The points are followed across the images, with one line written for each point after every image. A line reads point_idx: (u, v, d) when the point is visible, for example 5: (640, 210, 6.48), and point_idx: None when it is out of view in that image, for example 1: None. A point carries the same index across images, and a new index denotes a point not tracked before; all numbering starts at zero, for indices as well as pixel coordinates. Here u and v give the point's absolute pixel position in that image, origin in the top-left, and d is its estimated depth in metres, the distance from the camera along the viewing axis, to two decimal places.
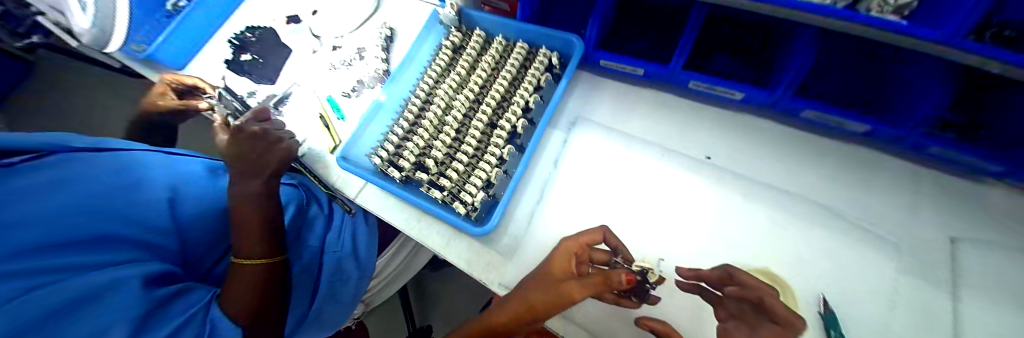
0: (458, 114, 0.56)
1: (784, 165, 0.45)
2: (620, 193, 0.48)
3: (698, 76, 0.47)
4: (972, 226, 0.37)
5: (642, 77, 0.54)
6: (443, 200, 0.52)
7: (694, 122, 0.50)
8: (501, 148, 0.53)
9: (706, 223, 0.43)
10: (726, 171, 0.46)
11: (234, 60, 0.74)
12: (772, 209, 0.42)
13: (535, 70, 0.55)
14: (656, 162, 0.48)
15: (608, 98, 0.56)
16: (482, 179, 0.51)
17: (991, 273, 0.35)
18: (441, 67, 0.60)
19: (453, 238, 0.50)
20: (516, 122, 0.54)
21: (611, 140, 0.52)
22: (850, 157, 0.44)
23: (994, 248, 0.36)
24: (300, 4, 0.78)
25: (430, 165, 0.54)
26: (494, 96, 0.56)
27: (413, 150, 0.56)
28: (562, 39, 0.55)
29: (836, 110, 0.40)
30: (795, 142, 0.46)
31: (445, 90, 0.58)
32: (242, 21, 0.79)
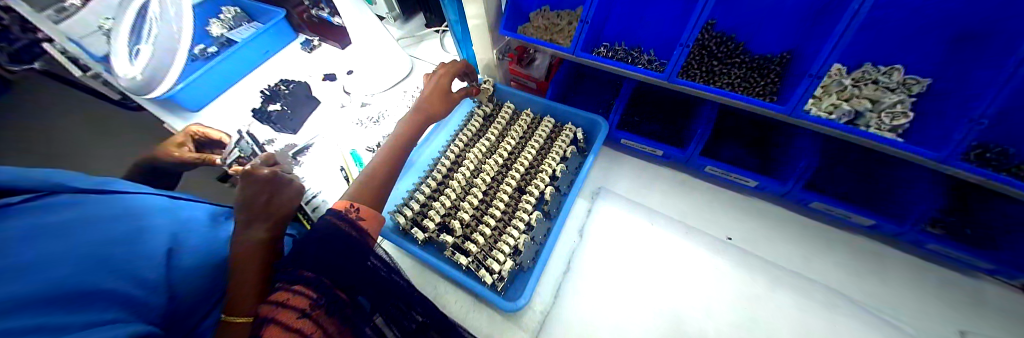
0: (487, 178, 0.57)
1: (801, 251, 0.48)
2: (646, 270, 0.48)
3: (714, 162, 0.51)
4: (977, 321, 0.40)
5: (661, 157, 0.58)
6: (467, 266, 0.49)
7: (711, 202, 0.54)
8: (529, 213, 0.54)
9: (735, 307, 0.44)
10: (749, 254, 0.48)
11: (261, 109, 0.74)
12: (796, 294, 0.44)
13: (561, 144, 0.59)
14: (680, 240, 0.50)
15: (627, 174, 0.60)
16: (510, 245, 0.50)
17: None
18: (471, 133, 0.64)
19: (473, 309, 0.48)
20: (544, 189, 0.56)
21: (635, 214, 0.54)
22: (856, 247, 0.47)
23: None
24: (337, 64, 0.84)
25: (457, 227, 0.52)
26: (522, 163, 0.58)
27: (439, 210, 0.54)
28: (587, 119, 0.61)
29: (843, 204, 0.44)
30: (803, 228, 0.50)
31: (475, 155, 0.60)
32: (277, 74, 0.83)
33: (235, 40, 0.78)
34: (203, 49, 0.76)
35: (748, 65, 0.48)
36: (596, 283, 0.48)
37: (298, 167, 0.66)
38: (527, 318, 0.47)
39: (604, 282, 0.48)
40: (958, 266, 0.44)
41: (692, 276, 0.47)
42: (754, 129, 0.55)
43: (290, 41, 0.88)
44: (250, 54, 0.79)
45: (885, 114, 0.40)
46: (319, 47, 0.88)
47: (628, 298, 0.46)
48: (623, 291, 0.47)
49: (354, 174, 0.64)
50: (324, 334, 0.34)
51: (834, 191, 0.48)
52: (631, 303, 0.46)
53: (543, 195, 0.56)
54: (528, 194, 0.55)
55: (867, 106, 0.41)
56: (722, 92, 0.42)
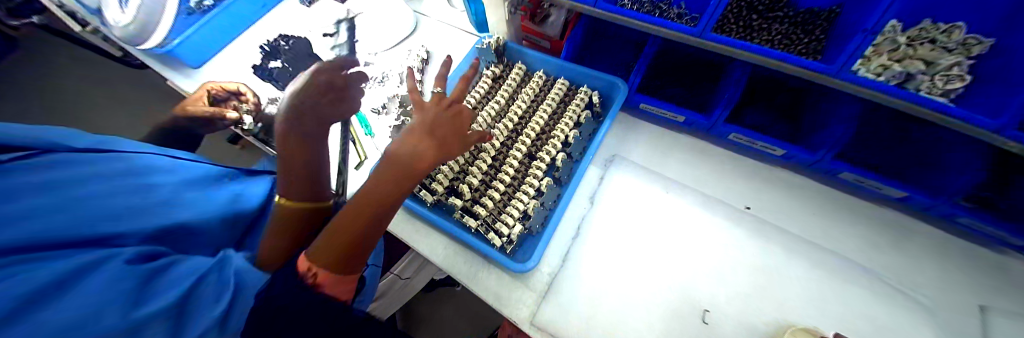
0: (496, 142, 0.55)
1: (820, 223, 0.47)
2: (656, 239, 0.47)
3: (739, 129, 0.48)
4: (1001, 298, 0.39)
5: (681, 123, 0.55)
6: (476, 229, 0.49)
7: (730, 171, 0.52)
8: (539, 179, 0.52)
9: (743, 275, 0.43)
10: (765, 222, 0.47)
11: (262, 65, 0.71)
12: (813, 261, 0.43)
13: (575, 107, 0.56)
14: (694, 208, 0.49)
15: (643, 141, 0.57)
16: (519, 210, 0.49)
17: None
18: (480, 94, 0.60)
19: (482, 269, 0.47)
20: (555, 156, 0.54)
21: (648, 182, 0.52)
22: (881, 220, 0.46)
23: (1023, 319, 0.38)
24: (338, 18, 0.78)
25: (466, 190, 0.51)
26: (534, 127, 0.56)
27: (447, 173, 0.53)
28: (604, 80, 0.57)
29: (872, 174, 0.42)
30: (827, 200, 0.48)
31: (485, 118, 0.57)
32: (274, 27, 0.77)
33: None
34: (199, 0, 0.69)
35: (793, 20, 0.44)
36: (605, 250, 0.47)
37: None
38: (536, 280, 0.46)
39: (613, 247, 0.47)
40: (990, 243, 0.42)
41: (704, 243, 0.46)
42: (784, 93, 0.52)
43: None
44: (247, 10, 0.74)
45: (938, 77, 0.37)
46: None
47: (637, 265, 0.45)
48: (632, 259, 0.46)
49: (361, 136, 0.62)
50: None
51: (865, 164, 0.46)
52: (640, 269, 0.45)
53: (555, 162, 0.54)
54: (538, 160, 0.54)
55: (920, 67, 0.38)
56: (759, 50, 0.38)
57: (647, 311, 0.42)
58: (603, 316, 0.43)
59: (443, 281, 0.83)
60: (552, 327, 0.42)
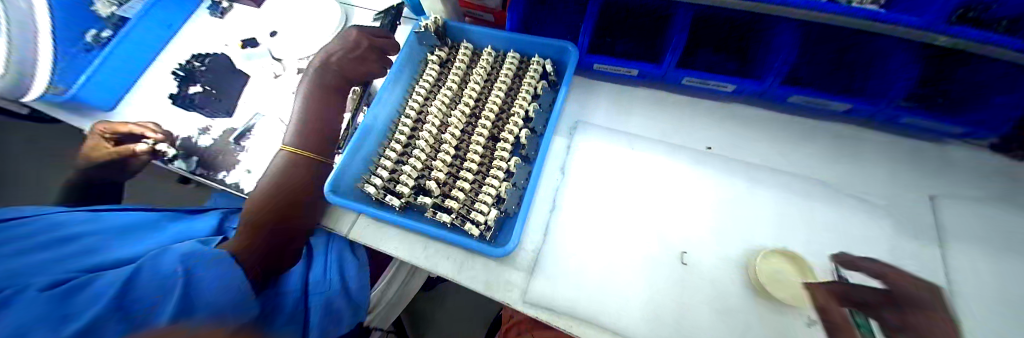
0: (455, 131, 0.52)
1: (779, 148, 0.48)
2: (631, 196, 0.47)
3: (691, 73, 0.49)
4: (943, 185, 0.42)
5: (636, 77, 0.55)
6: (452, 223, 0.46)
7: (691, 115, 0.52)
8: (507, 160, 0.48)
9: (714, 212, 0.44)
10: (730, 159, 0.47)
11: (180, 94, 0.64)
12: (776, 185, 0.45)
13: (530, 79, 0.54)
14: (662, 156, 0.49)
15: (603, 101, 0.55)
16: (492, 196, 0.46)
17: (966, 222, 0.39)
18: (429, 83, 0.57)
19: (465, 261, 0.45)
20: (519, 133, 0.48)
21: (615, 140, 0.51)
22: (834, 134, 0.47)
23: (965, 200, 0.40)
24: (256, 26, 0.70)
25: (433, 187, 0.47)
26: (492, 107, 0.53)
27: (411, 172, 0.49)
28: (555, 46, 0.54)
29: (817, 93, 0.44)
30: (784, 125, 0.49)
31: (439, 108, 0.53)
32: (187, 49, 0.69)
33: (120, 16, 0.63)
34: (97, 34, 0.60)
35: None
36: (584, 216, 0.47)
37: (243, 152, 0.58)
38: (521, 260, 0.45)
39: (591, 212, 0.47)
40: (932, 135, 0.45)
41: (676, 188, 0.46)
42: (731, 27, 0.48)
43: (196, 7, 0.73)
44: (150, 36, 0.66)
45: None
46: (231, 9, 0.73)
47: (616, 224, 0.45)
48: (611, 220, 0.46)
49: None
50: None
51: (817, 86, 0.46)
52: (620, 228, 0.45)
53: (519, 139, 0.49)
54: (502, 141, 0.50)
55: None
56: None
57: (637, 267, 0.42)
58: (593, 280, 0.42)
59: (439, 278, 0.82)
60: (549, 302, 0.41)
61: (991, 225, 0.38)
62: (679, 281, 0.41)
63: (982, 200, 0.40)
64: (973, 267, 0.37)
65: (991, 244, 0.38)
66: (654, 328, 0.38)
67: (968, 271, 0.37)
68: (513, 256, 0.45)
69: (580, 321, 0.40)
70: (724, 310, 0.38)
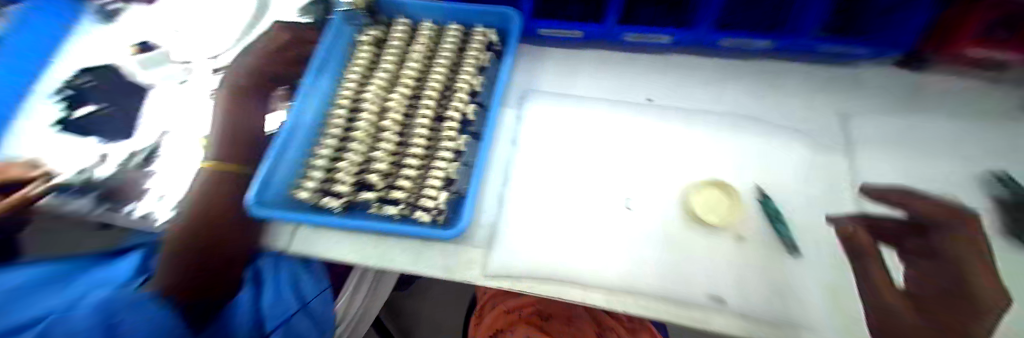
0: (396, 116, 0.45)
1: (715, 89, 0.50)
2: (581, 155, 0.49)
3: (631, 29, 0.50)
4: (857, 101, 0.46)
5: (579, 38, 0.55)
6: (400, 216, 0.41)
7: (632, 69, 0.53)
8: (454, 140, 0.46)
9: (659, 159, 0.46)
10: (670, 107, 0.49)
11: (69, 120, 0.52)
12: (709, 121, 0.47)
13: (476, 51, 0.49)
14: (606, 112, 0.50)
15: (551, 67, 0.56)
16: (442, 176, 0.45)
17: (874, 131, 0.44)
18: (365, 62, 0.48)
19: (422, 251, 0.42)
20: (465, 108, 0.47)
21: (563, 104, 0.52)
22: (762, 69, 0.50)
23: (874, 114, 0.45)
24: (155, 27, 0.62)
25: (376, 180, 0.41)
26: (436, 85, 0.47)
27: (348, 167, 0.41)
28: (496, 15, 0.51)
29: (744, 33, 0.48)
30: (719, 67, 0.51)
31: (374, 88, 0.44)
32: (69, 60, 0.58)
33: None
34: None
35: None
36: (538, 180, 0.48)
37: (152, 177, 0.46)
38: (477, 235, 0.46)
39: (545, 174, 0.48)
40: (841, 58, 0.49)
41: (619, 140, 0.48)
42: None
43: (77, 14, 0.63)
44: (31, 47, 0.58)
45: None
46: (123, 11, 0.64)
47: (570, 183, 0.47)
48: (564, 179, 0.48)
49: None
50: None
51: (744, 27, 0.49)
52: (569, 185, 0.47)
53: (467, 116, 0.48)
54: (448, 120, 0.47)
55: None
56: None
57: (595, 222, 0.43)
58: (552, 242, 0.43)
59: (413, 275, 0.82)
60: (505, 270, 0.41)
61: (891, 134, 0.43)
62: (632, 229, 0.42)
63: (886, 112, 0.45)
64: (883, 173, 0.41)
65: (900, 148, 0.42)
66: (608, 275, 0.39)
67: (880, 176, 0.41)
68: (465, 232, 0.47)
69: (551, 286, 0.39)
70: (673, 245, 0.40)
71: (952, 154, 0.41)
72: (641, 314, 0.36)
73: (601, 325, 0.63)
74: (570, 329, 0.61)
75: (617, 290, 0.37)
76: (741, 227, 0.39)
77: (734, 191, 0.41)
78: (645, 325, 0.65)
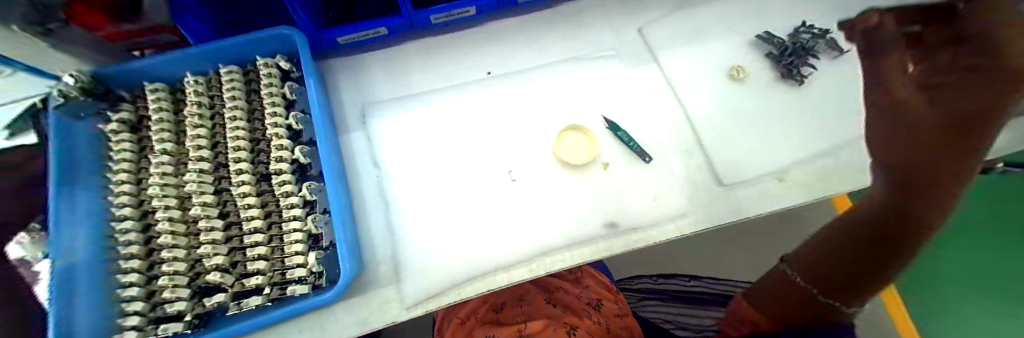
0: (206, 199, 0.40)
1: (533, 45, 0.56)
2: (446, 154, 0.49)
3: (434, 10, 0.50)
4: (645, 18, 0.58)
5: (391, 34, 0.53)
6: (273, 298, 0.38)
7: (460, 46, 0.55)
8: (297, 194, 0.41)
9: (504, 137, 0.50)
10: (503, 79, 0.53)
11: None
12: (545, 76, 0.53)
13: (270, 86, 0.44)
14: (454, 99, 0.52)
15: (378, 74, 0.53)
16: (303, 239, 0.39)
17: (662, 38, 0.57)
18: (130, 163, 0.43)
19: (325, 316, 0.40)
20: (295, 154, 0.42)
21: (409, 107, 0.51)
22: (563, 18, 0.57)
23: (657, 24, 0.58)
24: None
25: (216, 279, 0.37)
26: (237, 147, 0.42)
27: (168, 283, 0.37)
28: (271, 38, 0.44)
29: None
30: (528, 23, 0.57)
31: (162, 181, 0.41)
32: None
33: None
34: None
35: None
36: (413, 194, 0.47)
37: None
38: (382, 274, 0.43)
39: (418, 185, 0.47)
40: None
41: (476, 124, 0.51)
42: None
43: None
44: None
45: None
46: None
47: (442, 184, 0.47)
48: (437, 182, 0.47)
49: None
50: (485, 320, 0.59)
51: None
52: (446, 185, 0.47)
53: (299, 162, 0.43)
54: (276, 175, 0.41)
55: None
56: None
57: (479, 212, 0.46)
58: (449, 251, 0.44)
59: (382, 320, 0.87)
60: (420, 298, 0.41)
61: (669, 37, 0.58)
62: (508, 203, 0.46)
63: (654, 20, 0.58)
64: None
65: (680, 41, 0.58)
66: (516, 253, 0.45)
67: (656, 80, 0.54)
68: (366, 277, 0.43)
69: (454, 288, 0.42)
70: None
71: (721, 40, 0.58)
72: (561, 267, 0.45)
73: (552, 290, 0.65)
74: (526, 309, 0.61)
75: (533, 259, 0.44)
76: (605, 157, 0.49)
77: (578, 129, 0.50)
78: (585, 271, 0.71)
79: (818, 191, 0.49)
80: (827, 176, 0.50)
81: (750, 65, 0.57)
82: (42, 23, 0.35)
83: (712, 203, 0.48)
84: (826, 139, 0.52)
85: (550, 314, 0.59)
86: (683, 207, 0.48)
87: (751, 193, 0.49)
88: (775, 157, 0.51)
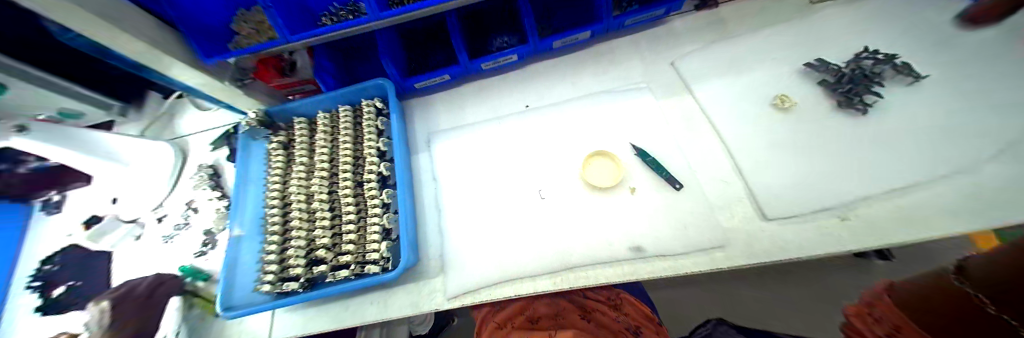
0: (322, 196, 0.56)
1: (568, 82, 0.64)
2: (491, 173, 0.59)
3: (484, 59, 0.62)
4: (680, 52, 0.62)
5: (453, 79, 0.66)
6: (355, 273, 0.51)
7: (512, 86, 0.66)
8: (378, 197, 0.54)
9: (540, 161, 0.58)
10: (542, 110, 0.62)
11: (46, 305, 0.61)
12: (579, 107, 0.60)
13: (368, 118, 0.60)
14: (498, 129, 0.62)
15: (441, 109, 0.66)
16: (379, 230, 0.52)
17: (698, 68, 0.60)
18: (281, 167, 0.61)
19: (389, 294, 0.51)
20: (380, 168, 0.56)
21: (462, 135, 0.63)
22: (595, 55, 0.65)
23: (694, 55, 0.61)
24: (94, 200, 0.71)
25: (323, 254, 0.51)
26: (345, 161, 0.57)
27: (297, 252, 0.53)
28: (374, 86, 0.61)
29: (566, 33, 0.61)
30: (565, 62, 0.66)
31: (298, 182, 0.58)
32: (35, 256, 0.67)
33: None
34: None
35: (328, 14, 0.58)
36: (462, 205, 0.57)
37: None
38: (431, 267, 0.53)
39: (465, 197, 0.57)
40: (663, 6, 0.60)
41: (518, 149, 0.59)
42: (493, 10, 0.68)
43: (25, 217, 0.71)
44: None
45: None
46: (63, 198, 0.73)
47: (485, 197, 0.57)
48: (481, 195, 0.57)
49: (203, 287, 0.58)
50: (529, 321, 0.66)
51: (565, 26, 0.65)
52: (490, 199, 0.57)
53: (383, 174, 0.57)
54: (368, 183, 0.55)
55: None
56: (410, 7, 0.50)
57: (514, 222, 0.54)
58: (486, 253, 0.52)
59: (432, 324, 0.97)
60: (457, 289, 0.50)
61: (705, 67, 0.59)
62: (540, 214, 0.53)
63: (687, 54, 0.61)
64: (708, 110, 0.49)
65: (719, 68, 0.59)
66: (544, 263, 0.50)
67: (682, 108, 0.57)
68: (420, 268, 0.53)
69: (489, 286, 0.50)
70: None
71: (765, 68, 0.57)
72: (581, 282, 0.48)
73: (589, 311, 0.68)
74: (560, 322, 0.65)
75: (557, 271, 0.49)
76: (632, 182, 0.53)
77: (608, 154, 0.55)
78: (624, 299, 0.71)
79: (902, 234, 0.41)
80: (911, 217, 0.42)
81: (797, 93, 0.55)
82: (241, 79, 0.57)
83: (750, 241, 0.45)
84: (909, 171, 0.45)
85: (583, 328, 0.63)
86: (717, 240, 0.46)
87: (802, 231, 0.45)
88: (840, 190, 0.46)
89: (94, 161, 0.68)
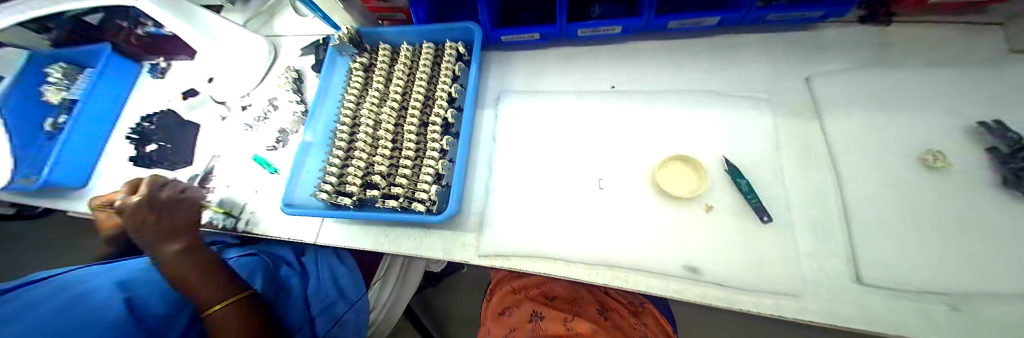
0: (388, 126, 0.56)
1: (668, 71, 0.57)
2: (555, 147, 0.55)
3: (582, 25, 0.57)
4: (813, 68, 0.52)
5: (541, 39, 0.62)
6: (402, 207, 0.51)
7: (605, 61, 0.60)
8: (439, 141, 0.54)
9: (613, 149, 0.53)
10: (630, 95, 0.56)
11: (139, 155, 0.71)
12: (670, 102, 0.54)
13: (447, 62, 0.58)
14: (574, 104, 0.58)
15: (520, 69, 0.63)
16: (432, 173, 0.52)
17: (831, 92, 0.50)
18: (357, 88, 0.62)
19: (425, 235, 0.52)
20: (446, 114, 0.56)
21: (533, 101, 0.59)
22: (709, 48, 0.57)
23: (829, 75, 0.51)
24: (195, 75, 0.79)
25: (378, 180, 0.53)
26: (416, 97, 0.57)
27: (356, 171, 0.54)
28: (461, 29, 0.59)
29: (686, 15, 0.54)
30: (671, 47, 0.59)
31: (370, 105, 0.59)
32: (140, 111, 0.77)
33: (69, 99, 0.74)
34: (53, 121, 0.72)
35: None
36: (516, 171, 0.55)
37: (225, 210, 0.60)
38: (470, 222, 0.52)
39: (522, 165, 0.55)
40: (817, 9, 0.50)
41: (591, 131, 0.55)
42: None
43: (136, 70, 0.82)
44: (103, 100, 0.74)
45: None
46: (169, 66, 0.82)
47: (543, 170, 0.54)
48: (539, 167, 0.54)
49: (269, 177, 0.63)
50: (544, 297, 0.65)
51: (683, 9, 0.58)
52: (548, 174, 0.53)
53: (448, 120, 0.56)
54: (433, 125, 0.55)
55: None
56: None
57: (568, 204, 0.51)
58: (529, 226, 0.50)
59: (446, 271, 0.99)
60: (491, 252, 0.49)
61: (840, 92, 0.50)
62: (598, 203, 0.50)
63: (821, 71, 0.52)
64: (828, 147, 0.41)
65: (859, 97, 0.49)
66: (586, 255, 0.47)
67: (797, 132, 0.49)
68: (460, 220, 0.53)
69: (523, 258, 0.48)
70: None
71: (920, 111, 0.47)
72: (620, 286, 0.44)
73: (607, 307, 0.65)
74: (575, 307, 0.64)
75: (596, 264, 0.46)
76: (711, 199, 0.47)
77: (695, 162, 0.48)
78: (646, 309, 0.67)
79: None
80: None
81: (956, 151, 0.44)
82: None
83: (832, 302, 0.39)
84: None
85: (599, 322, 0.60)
86: (793, 289, 0.40)
87: (907, 314, 0.37)
88: (979, 283, 0.36)
89: (185, 29, 0.69)
